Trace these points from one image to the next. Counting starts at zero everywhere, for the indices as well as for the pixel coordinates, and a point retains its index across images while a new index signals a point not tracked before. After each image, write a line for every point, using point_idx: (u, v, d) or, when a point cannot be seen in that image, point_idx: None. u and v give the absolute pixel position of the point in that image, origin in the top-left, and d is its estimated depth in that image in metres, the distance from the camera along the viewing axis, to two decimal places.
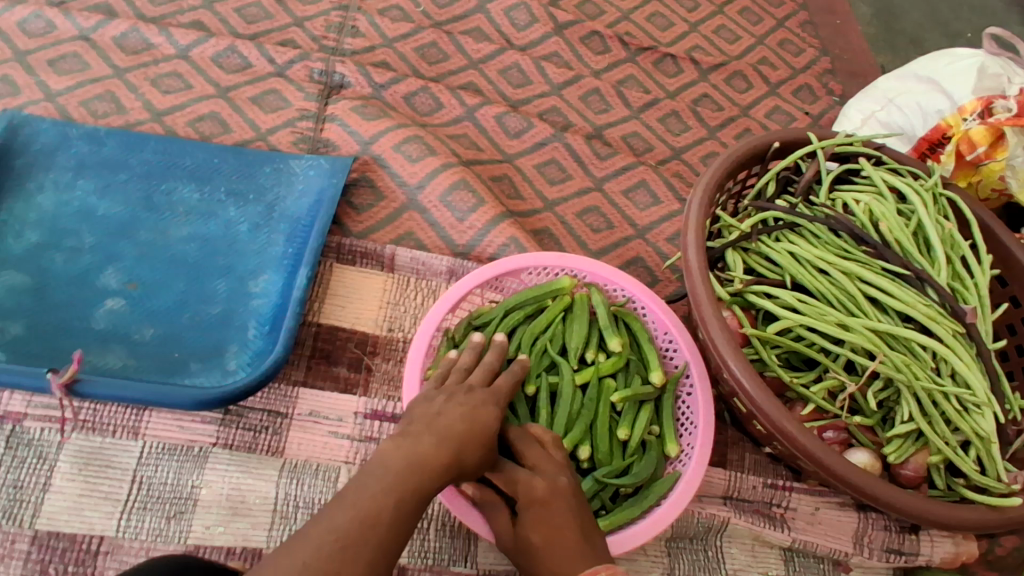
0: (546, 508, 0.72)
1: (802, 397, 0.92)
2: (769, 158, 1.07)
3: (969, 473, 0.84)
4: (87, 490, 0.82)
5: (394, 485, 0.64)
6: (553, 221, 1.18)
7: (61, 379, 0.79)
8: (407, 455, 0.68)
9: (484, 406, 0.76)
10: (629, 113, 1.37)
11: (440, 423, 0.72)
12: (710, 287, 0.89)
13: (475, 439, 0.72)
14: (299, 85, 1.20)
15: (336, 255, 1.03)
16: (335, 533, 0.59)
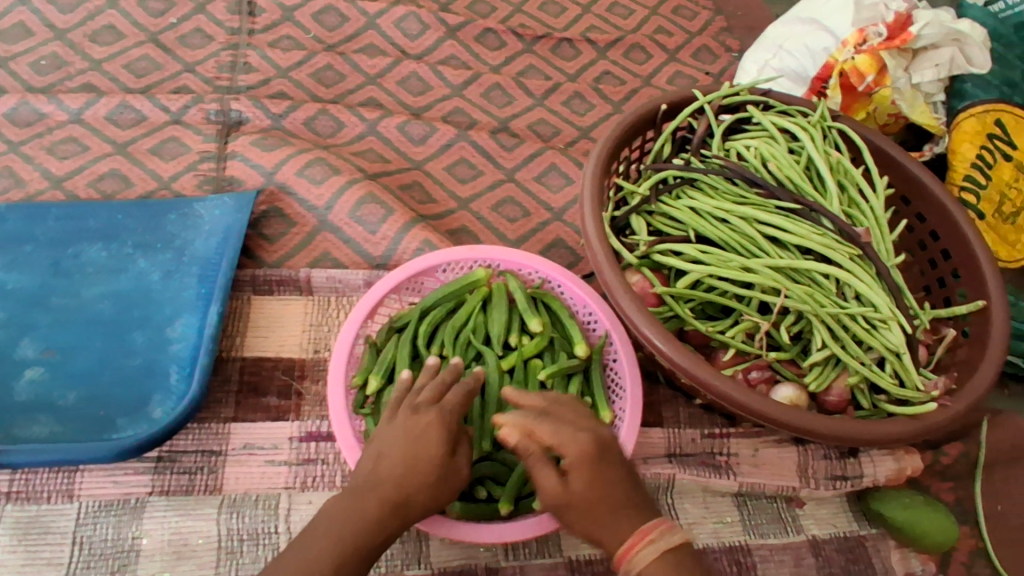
0: (602, 466, 0.66)
1: (723, 343, 0.93)
2: (661, 122, 1.07)
3: (888, 388, 0.86)
4: (29, 559, 0.82)
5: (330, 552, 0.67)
6: (469, 219, 1.19)
7: None
8: (346, 519, 0.69)
9: (429, 436, 0.72)
10: (533, 102, 1.38)
11: (383, 469, 0.71)
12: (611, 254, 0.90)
13: (417, 484, 0.70)
14: (196, 129, 1.22)
15: (252, 288, 1.04)
16: None
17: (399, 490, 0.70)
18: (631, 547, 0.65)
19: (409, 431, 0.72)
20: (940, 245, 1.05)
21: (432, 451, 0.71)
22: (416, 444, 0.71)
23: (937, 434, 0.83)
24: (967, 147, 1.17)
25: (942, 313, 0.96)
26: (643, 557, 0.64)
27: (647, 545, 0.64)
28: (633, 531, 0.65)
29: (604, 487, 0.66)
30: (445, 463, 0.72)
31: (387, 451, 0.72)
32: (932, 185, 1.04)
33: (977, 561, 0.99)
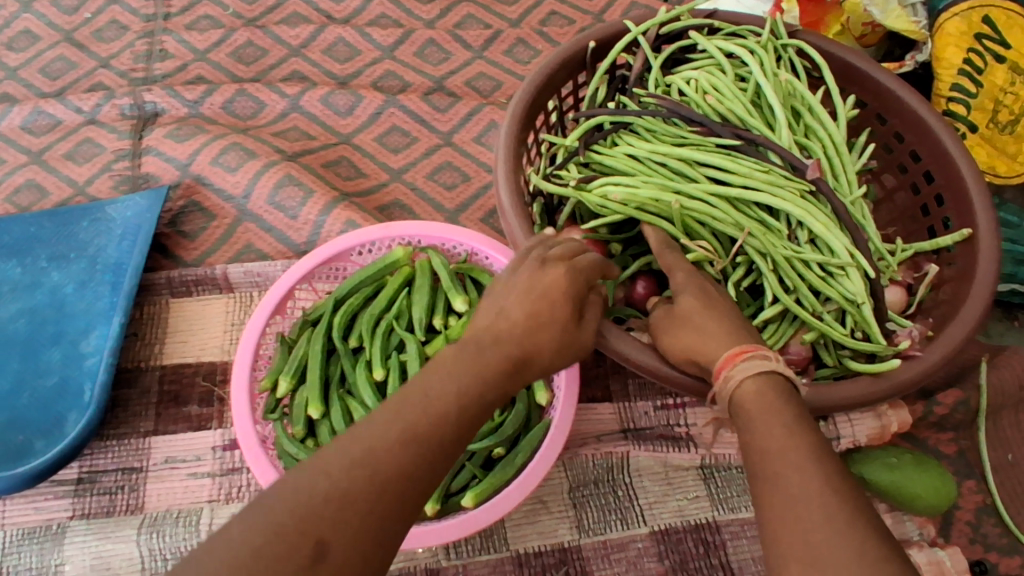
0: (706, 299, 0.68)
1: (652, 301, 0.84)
2: (591, 62, 0.95)
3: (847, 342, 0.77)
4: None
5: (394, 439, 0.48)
6: (403, 191, 1.10)
7: None
8: (427, 398, 0.51)
9: (556, 290, 0.62)
10: (471, 55, 1.26)
11: (476, 345, 0.57)
12: (527, 223, 0.79)
13: (525, 344, 0.59)
14: (111, 127, 1.15)
15: (170, 290, 0.97)
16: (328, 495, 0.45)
17: (491, 370, 0.56)
18: (737, 358, 0.60)
19: (531, 283, 0.62)
20: (922, 166, 0.92)
21: (553, 313, 0.61)
22: (540, 301, 0.61)
23: (904, 392, 0.73)
24: (953, 52, 1.04)
25: (924, 246, 0.86)
26: (743, 368, 0.59)
27: (757, 356, 0.60)
28: (749, 345, 0.61)
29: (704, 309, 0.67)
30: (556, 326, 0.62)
31: (509, 305, 0.61)
32: (912, 101, 0.90)
33: (984, 519, 0.89)
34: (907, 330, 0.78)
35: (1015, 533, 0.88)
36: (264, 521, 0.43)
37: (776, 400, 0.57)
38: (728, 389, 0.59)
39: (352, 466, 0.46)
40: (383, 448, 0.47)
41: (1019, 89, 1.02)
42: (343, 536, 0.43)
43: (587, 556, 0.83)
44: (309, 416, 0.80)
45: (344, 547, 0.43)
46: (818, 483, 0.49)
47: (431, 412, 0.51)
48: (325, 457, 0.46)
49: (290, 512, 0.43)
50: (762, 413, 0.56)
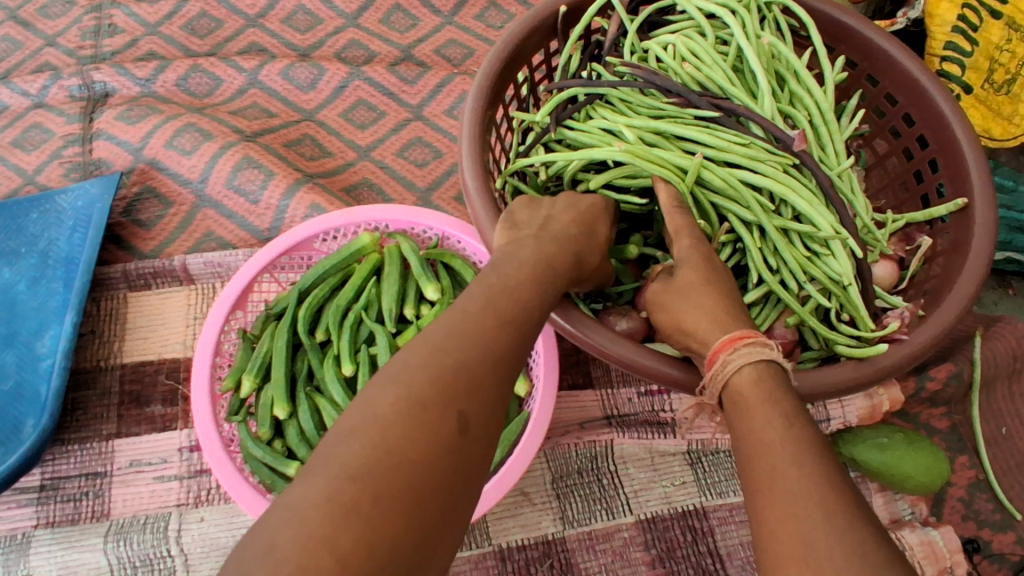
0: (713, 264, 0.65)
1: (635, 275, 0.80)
2: (564, 28, 0.89)
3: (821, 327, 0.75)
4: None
5: (456, 369, 0.46)
6: (371, 169, 1.05)
7: None
8: (474, 327, 0.49)
9: (595, 215, 0.66)
10: (441, 21, 1.19)
11: (516, 264, 0.57)
12: (494, 206, 0.75)
13: (572, 249, 0.61)
14: (59, 110, 1.08)
15: (127, 284, 0.92)
16: (444, 365, 0.45)
17: (535, 287, 0.55)
18: (734, 343, 0.56)
19: (570, 204, 0.66)
20: (915, 130, 0.87)
21: (592, 234, 0.64)
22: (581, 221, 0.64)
23: (893, 375, 0.70)
24: (946, 8, 0.98)
25: (917, 216, 0.83)
26: (743, 354, 0.55)
27: (756, 343, 0.56)
28: (749, 331, 0.57)
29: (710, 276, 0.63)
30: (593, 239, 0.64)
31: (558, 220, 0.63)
32: (903, 62, 0.85)
33: (977, 495, 0.87)
34: (898, 311, 0.75)
35: (1008, 509, 0.86)
36: (349, 456, 0.40)
37: (777, 391, 0.53)
38: (724, 375, 0.56)
39: (419, 399, 0.43)
40: (448, 382, 0.45)
41: (1016, 45, 0.97)
42: (427, 473, 0.41)
43: (572, 548, 0.80)
44: (276, 416, 0.77)
45: (427, 485, 0.40)
46: (814, 485, 0.45)
47: (486, 348, 0.48)
48: (389, 389, 0.44)
49: (374, 448, 0.41)
50: (760, 403, 0.52)
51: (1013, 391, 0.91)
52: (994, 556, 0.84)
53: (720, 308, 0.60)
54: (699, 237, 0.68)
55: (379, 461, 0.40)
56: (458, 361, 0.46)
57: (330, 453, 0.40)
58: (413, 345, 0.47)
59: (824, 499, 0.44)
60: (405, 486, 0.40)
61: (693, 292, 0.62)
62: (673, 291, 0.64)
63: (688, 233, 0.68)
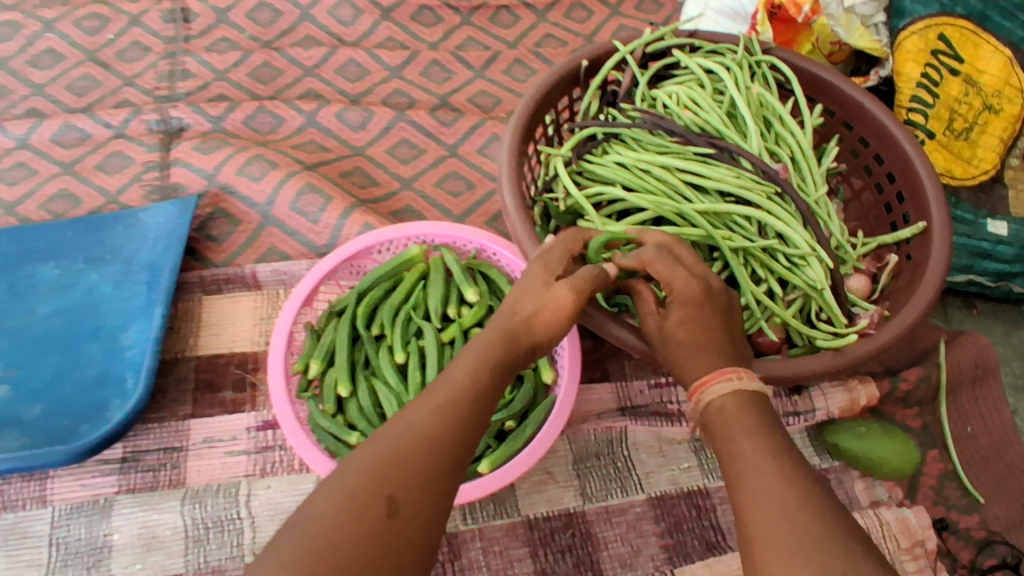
0: (701, 310, 0.70)
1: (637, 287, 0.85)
2: (586, 79, 1.07)
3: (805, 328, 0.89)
4: (12, 563, 0.87)
5: (389, 460, 0.57)
6: (413, 197, 1.20)
7: None
8: (421, 418, 0.60)
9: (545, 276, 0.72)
10: (473, 74, 1.37)
11: (466, 359, 0.66)
12: (528, 220, 0.90)
13: (536, 314, 0.70)
14: (139, 141, 1.23)
15: (201, 288, 1.06)
16: (384, 456, 0.57)
17: (477, 375, 0.65)
18: (704, 382, 0.67)
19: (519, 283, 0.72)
20: (885, 168, 1.03)
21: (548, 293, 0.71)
22: (528, 300, 0.70)
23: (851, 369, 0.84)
24: (911, 67, 1.19)
25: (886, 239, 0.97)
26: (712, 391, 0.65)
27: (720, 379, 0.66)
28: (712, 371, 0.67)
29: (700, 328, 0.69)
30: (550, 310, 0.69)
31: (511, 305, 0.71)
32: (874, 112, 1.01)
33: (946, 484, 0.99)
34: (868, 313, 0.89)
35: (974, 495, 0.98)
36: (294, 543, 0.52)
37: (740, 413, 0.63)
38: (700, 410, 0.66)
39: (353, 491, 0.55)
40: (379, 472, 0.56)
41: (971, 99, 1.18)
42: (356, 551, 0.53)
43: (591, 520, 0.91)
44: (338, 395, 0.89)
45: (356, 559, 0.52)
46: None
47: (427, 431, 0.60)
48: (331, 488, 0.56)
49: (310, 538, 0.53)
50: (725, 425, 0.63)
51: (975, 394, 1.05)
52: (961, 534, 0.96)
53: (703, 339, 0.69)
54: (689, 279, 0.70)
55: (317, 545, 0.52)
56: (391, 452, 0.58)
57: (281, 542, 0.53)
58: (367, 442, 0.59)
59: (784, 489, 0.56)
60: (343, 556, 0.52)
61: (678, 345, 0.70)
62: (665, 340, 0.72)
63: (678, 278, 0.70)
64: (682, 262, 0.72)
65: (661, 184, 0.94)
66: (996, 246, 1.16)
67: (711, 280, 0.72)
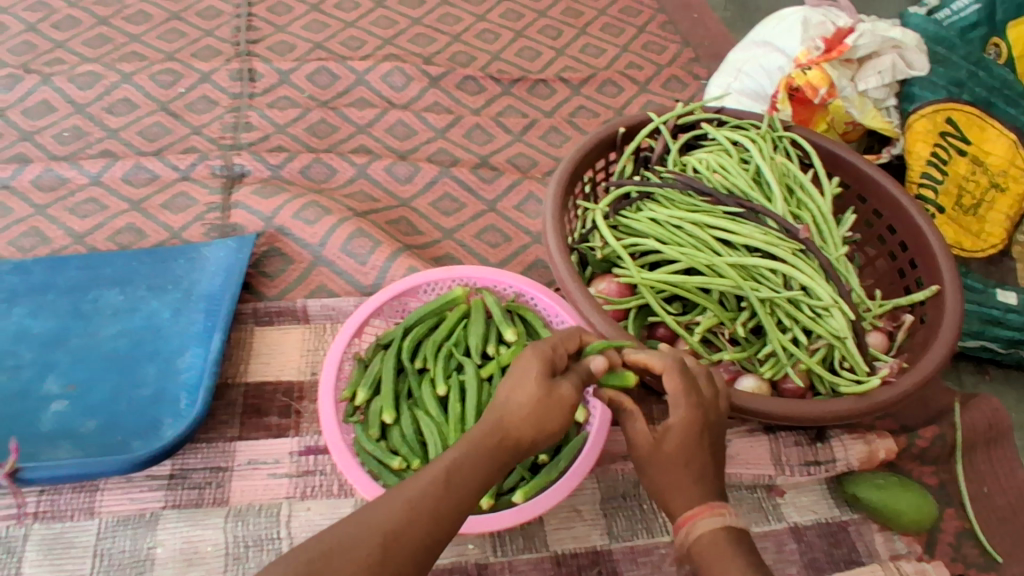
0: (697, 441, 0.69)
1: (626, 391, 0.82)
2: (621, 144, 1.18)
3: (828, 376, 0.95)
4: (54, 572, 0.87)
5: (337, 553, 0.57)
6: (453, 246, 1.28)
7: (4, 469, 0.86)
8: (384, 516, 0.59)
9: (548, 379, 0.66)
10: (512, 138, 1.48)
11: (459, 454, 0.63)
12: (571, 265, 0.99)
13: (540, 418, 0.64)
14: (203, 183, 1.33)
15: (254, 319, 1.13)
16: (337, 549, 0.57)
17: (462, 475, 0.62)
18: (694, 513, 0.68)
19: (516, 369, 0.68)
20: (898, 237, 1.11)
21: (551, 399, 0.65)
22: (523, 388, 0.65)
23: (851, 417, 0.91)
24: (921, 146, 1.28)
25: (901, 301, 1.03)
26: (702, 525, 0.66)
27: (710, 513, 0.67)
28: (700, 503, 0.68)
29: (694, 457, 0.69)
30: (547, 405, 0.64)
31: (504, 396, 0.66)
32: (885, 185, 1.11)
33: (964, 541, 1.02)
34: (888, 363, 0.96)
35: (990, 553, 1.01)
36: None
37: (729, 552, 0.65)
38: (687, 540, 0.67)
39: None
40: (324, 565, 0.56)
41: (977, 177, 1.30)
42: None
43: (617, 559, 0.94)
44: (383, 421, 0.94)
45: None
46: None
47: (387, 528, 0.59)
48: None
49: None
50: (714, 563, 0.65)
51: (990, 455, 1.09)
52: None
53: (699, 469, 0.69)
54: (695, 405, 0.70)
55: None
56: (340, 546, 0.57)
57: None
58: (326, 531, 0.59)
59: None
60: None
61: (669, 469, 0.69)
62: (654, 462, 0.71)
63: (686, 402, 0.70)
64: (694, 385, 0.71)
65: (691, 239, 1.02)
66: (1006, 314, 1.21)
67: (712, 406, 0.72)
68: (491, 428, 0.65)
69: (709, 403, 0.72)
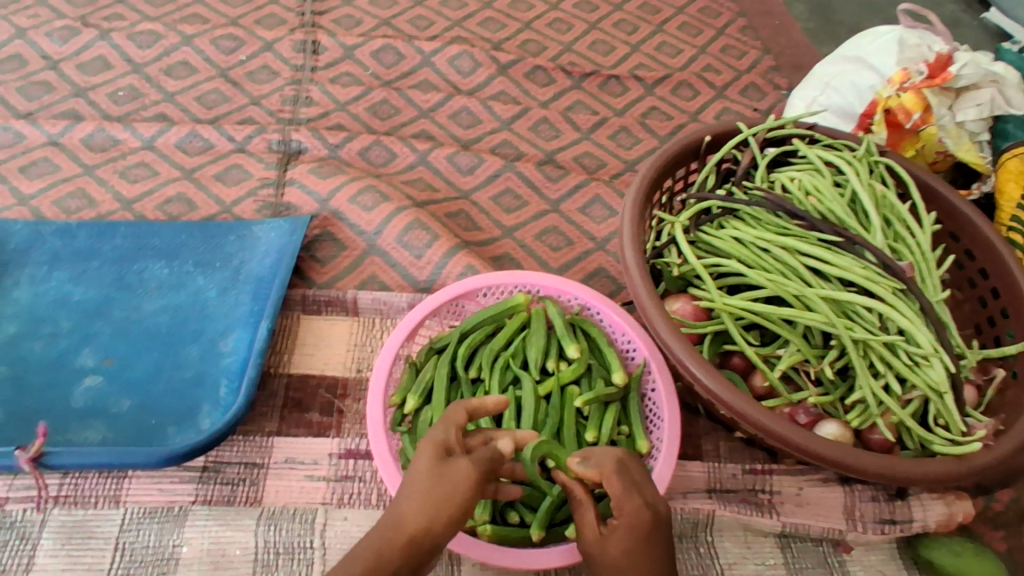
0: (646, 542, 0.71)
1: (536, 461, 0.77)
2: (705, 153, 1.09)
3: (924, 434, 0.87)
4: (70, 564, 0.84)
5: None
6: (513, 246, 1.21)
7: (25, 456, 0.81)
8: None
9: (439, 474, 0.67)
10: (580, 136, 1.41)
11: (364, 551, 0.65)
12: (648, 279, 0.93)
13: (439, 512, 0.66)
14: (259, 158, 1.28)
15: (302, 306, 1.08)
16: None
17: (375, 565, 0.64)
18: None
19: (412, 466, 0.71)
20: (990, 283, 1.01)
21: (446, 490, 0.66)
22: (413, 484, 0.68)
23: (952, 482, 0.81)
24: (1013, 186, 1.19)
25: (992, 352, 0.93)
26: None
27: None
28: None
29: (643, 559, 0.71)
30: (436, 498, 0.66)
31: (397, 498, 0.68)
32: (982, 225, 1.01)
33: None
34: (984, 424, 0.87)
35: None
36: None
37: None
38: None
39: None
40: None
41: None
42: None
43: None
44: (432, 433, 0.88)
45: None
46: None
47: None
48: None
49: None
50: None
51: None
52: None
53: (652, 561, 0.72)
54: (642, 507, 0.71)
55: None
56: None
57: None
58: None
59: None
60: None
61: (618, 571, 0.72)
62: (604, 561, 0.73)
63: (631, 505, 0.71)
64: (636, 481, 0.73)
65: (780, 266, 0.94)
66: None
67: (656, 504, 0.73)
68: (382, 532, 0.66)
69: (654, 499, 0.73)
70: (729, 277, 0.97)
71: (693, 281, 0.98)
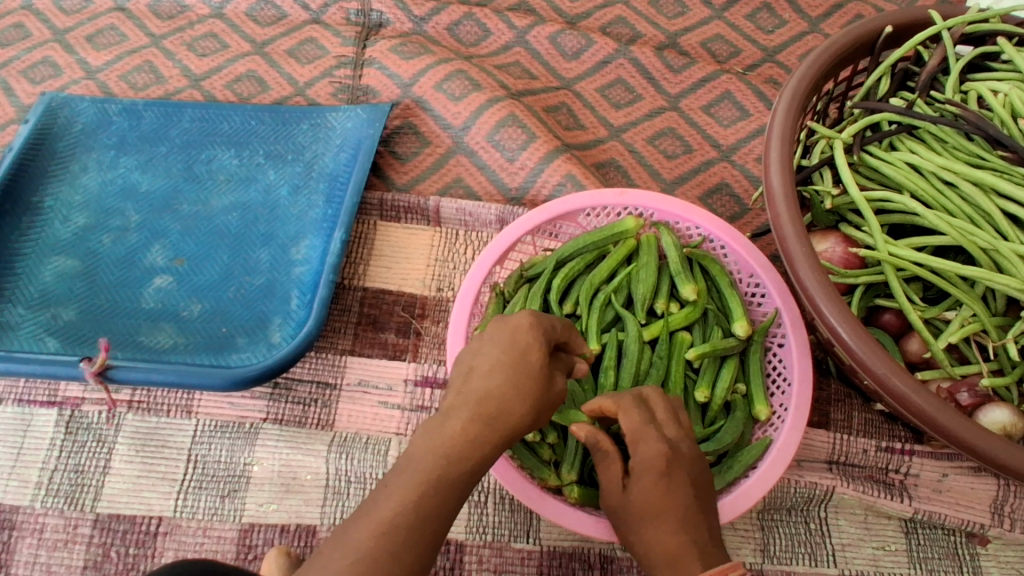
0: (669, 481, 0.59)
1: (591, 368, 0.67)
2: (880, 50, 0.86)
3: None
4: (144, 471, 0.81)
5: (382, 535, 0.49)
6: (620, 150, 1.03)
7: (92, 367, 0.78)
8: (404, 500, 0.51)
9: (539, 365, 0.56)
10: (710, 13, 1.16)
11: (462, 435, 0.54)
12: (794, 207, 0.75)
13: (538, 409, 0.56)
14: (336, 31, 1.13)
15: (379, 212, 0.97)
16: (373, 537, 0.49)
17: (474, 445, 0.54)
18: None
19: (497, 340, 0.57)
20: None
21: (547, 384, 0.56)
22: (521, 378, 0.55)
23: None
24: None
25: None
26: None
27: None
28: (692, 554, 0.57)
29: (668, 502, 0.59)
30: (546, 397, 0.56)
31: (488, 386, 0.55)
32: None
33: None
34: None
35: None
36: None
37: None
38: None
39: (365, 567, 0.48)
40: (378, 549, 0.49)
41: None
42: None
43: None
44: None
45: None
46: None
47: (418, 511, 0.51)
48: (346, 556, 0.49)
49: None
50: None
51: None
52: None
53: (693, 497, 0.60)
54: (661, 440, 0.61)
55: None
56: (382, 532, 0.49)
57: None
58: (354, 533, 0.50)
59: None
60: None
61: (646, 524, 0.59)
62: (629, 513, 0.61)
63: (648, 436, 0.61)
64: (657, 419, 0.63)
65: (967, 208, 0.74)
66: None
67: (680, 441, 0.62)
68: (478, 423, 0.54)
69: (678, 436, 0.62)
70: (895, 215, 0.77)
71: (848, 216, 0.79)
